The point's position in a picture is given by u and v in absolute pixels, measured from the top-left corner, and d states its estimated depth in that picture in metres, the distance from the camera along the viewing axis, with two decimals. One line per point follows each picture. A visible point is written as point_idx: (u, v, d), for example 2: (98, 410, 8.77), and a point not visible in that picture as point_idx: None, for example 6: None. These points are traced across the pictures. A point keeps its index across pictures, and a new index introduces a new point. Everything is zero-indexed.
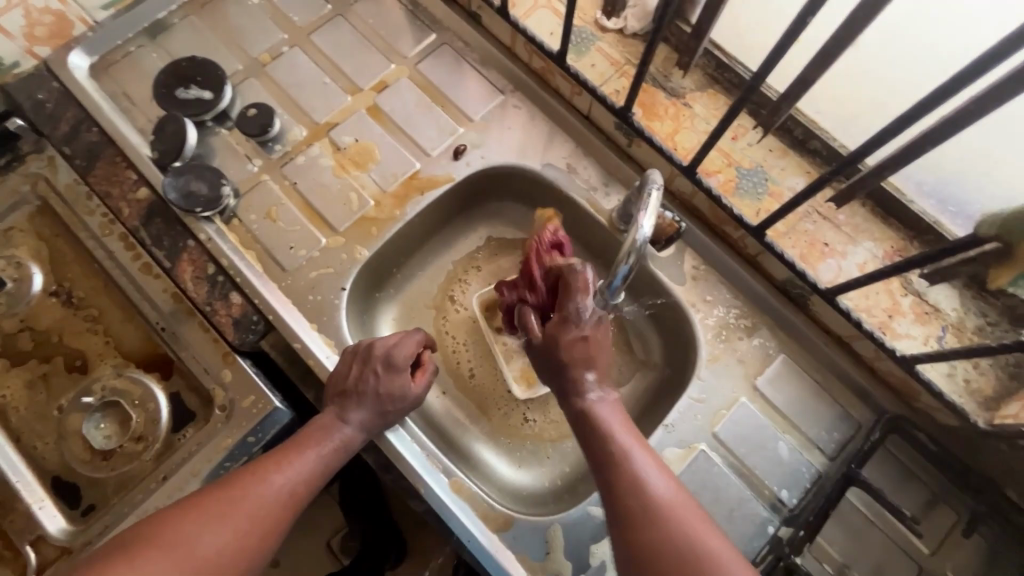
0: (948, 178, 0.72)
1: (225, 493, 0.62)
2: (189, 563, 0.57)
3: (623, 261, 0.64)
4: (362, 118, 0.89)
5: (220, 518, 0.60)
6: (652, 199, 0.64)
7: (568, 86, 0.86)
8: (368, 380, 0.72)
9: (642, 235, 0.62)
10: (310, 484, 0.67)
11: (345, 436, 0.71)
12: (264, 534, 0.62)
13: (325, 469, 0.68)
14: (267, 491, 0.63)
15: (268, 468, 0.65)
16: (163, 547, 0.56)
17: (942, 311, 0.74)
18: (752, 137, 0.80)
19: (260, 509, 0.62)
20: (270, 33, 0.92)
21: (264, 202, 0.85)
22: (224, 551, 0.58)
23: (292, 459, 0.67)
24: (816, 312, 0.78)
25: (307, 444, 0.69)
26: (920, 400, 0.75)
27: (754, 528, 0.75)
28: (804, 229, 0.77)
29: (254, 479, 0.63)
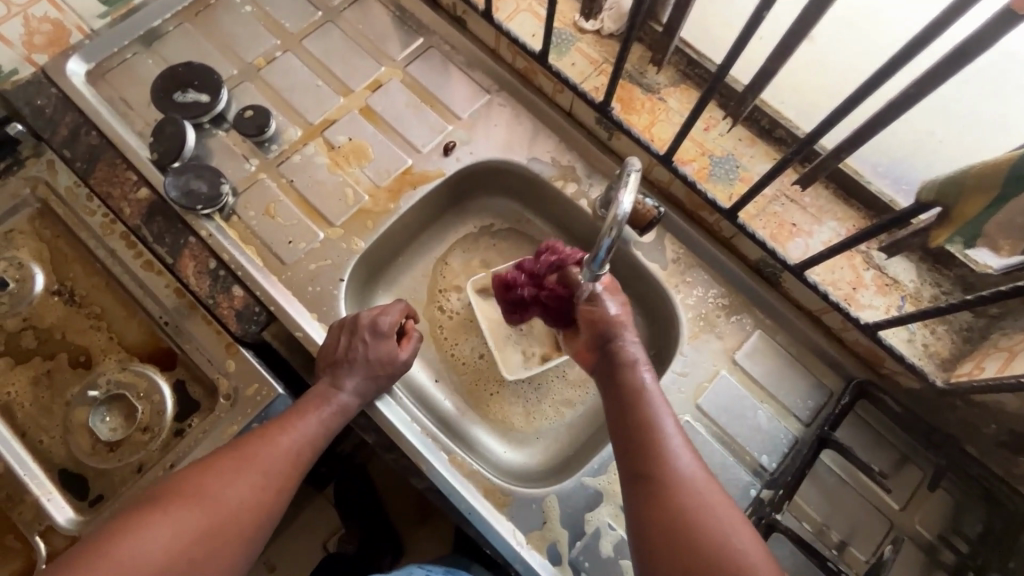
0: (900, 158, 0.77)
1: (238, 452, 0.65)
2: (216, 516, 0.60)
3: (606, 235, 0.65)
4: (354, 118, 0.93)
5: (238, 475, 0.63)
6: (631, 179, 0.65)
7: (550, 84, 0.91)
8: (357, 349, 0.76)
9: (621, 211, 0.63)
10: (316, 444, 0.71)
11: (342, 402, 0.74)
12: (278, 488, 0.65)
13: (328, 430, 0.72)
14: (277, 449, 0.67)
15: (275, 431, 0.69)
16: (191, 500, 0.60)
17: (902, 283, 0.79)
18: (723, 128, 0.85)
19: (273, 466, 0.66)
20: (263, 39, 0.96)
21: (262, 199, 0.88)
22: (245, 506, 0.62)
23: (296, 422, 0.70)
24: (787, 288, 0.83)
25: (307, 410, 0.72)
26: (885, 366, 0.80)
27: (739, 492, 0.79)
28: (773, 211, 0.83)
29: (265, 440, 0.67)
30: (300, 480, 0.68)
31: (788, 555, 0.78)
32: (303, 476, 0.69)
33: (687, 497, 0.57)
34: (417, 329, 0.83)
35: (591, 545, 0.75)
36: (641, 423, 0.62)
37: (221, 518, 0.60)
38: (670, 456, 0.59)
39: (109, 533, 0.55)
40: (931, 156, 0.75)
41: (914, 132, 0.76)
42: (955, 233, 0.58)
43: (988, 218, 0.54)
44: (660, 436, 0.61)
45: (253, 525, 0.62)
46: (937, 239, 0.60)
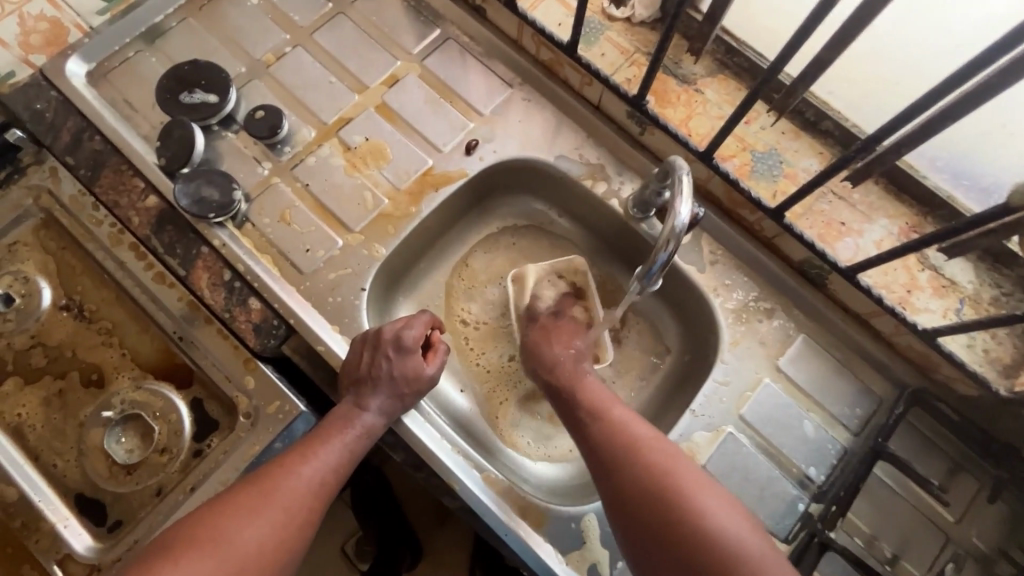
0: (965, 153, 0.72)
1: (258, 486, 0.62)
2: (235, 560, 0.56)
3: (662, 248, 0.63)
4: (371, 117, 0.88)
5: (257, 513, 0.60)
6: (685, 185, 0.64)
7: (577, 77, 0.86)
8: (381, 365, 0.72)
9: (681, 222, 0.61)
10: (339, 472, 0.67)
11: (367, 423, 0.70)
12: (301, 524, 0.62)
13: (352, 456, 0.68)
14: (299, 481, 0.63)
15: (295, 461, 0.65)
16: (210, 548, 0.56)
17: (959, 284, 0.75)
18: (766, 121, 0.80)
19: (294, 501, 0.62)
20: (272, 34, 0.91)
21: (277, 205, 0.83)
22: (265, 547, 0.58)
23: (317, 450, 0.67)
24: (835, 291, 0.79)
25: (330, 435, 0.68)
26: (940, 373, 0.76)
27: (785, 507, 0.76)
28: (820, 210, 0.77)
29: (283, 472, 0.63)
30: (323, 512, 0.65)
31: (839, 573, 0.74)
32: (326, 507, 0.65)
33: (662, 491, 0.62)
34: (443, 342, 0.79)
35: None
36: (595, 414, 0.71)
37: (242, 561, 0.57)
38: (639, 456, 0.65)
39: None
40: (998, 151, 0.71)
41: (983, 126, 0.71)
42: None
43: None
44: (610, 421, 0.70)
45: (274, 565, 0.59)
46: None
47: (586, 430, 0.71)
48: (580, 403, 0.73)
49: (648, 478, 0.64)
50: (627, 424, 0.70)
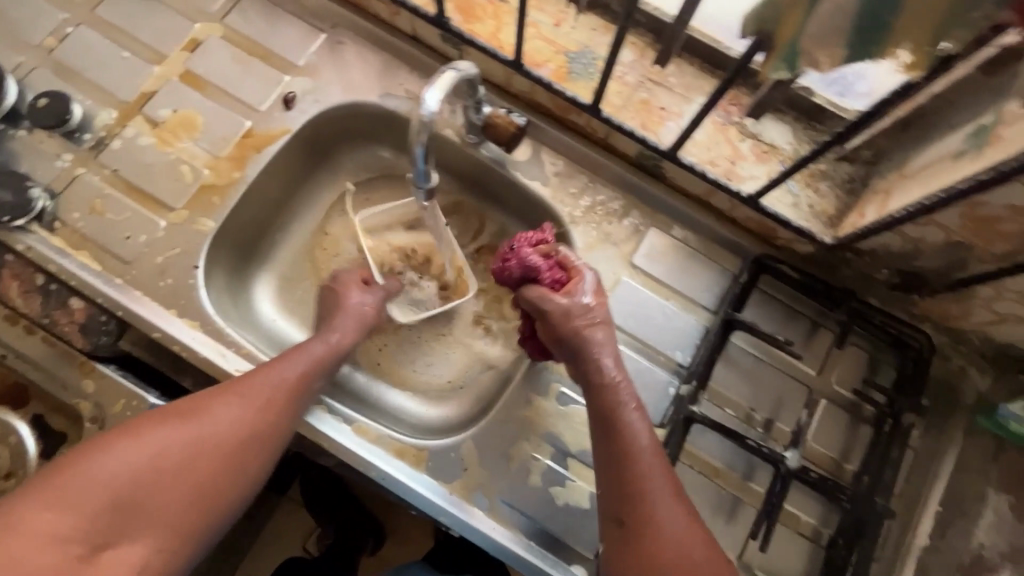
0: (726, 7, 0.69)
1: (237, 381, 0.63)
2: (210, 434, 0.59)
3: (416, 140, 0.61)
4: (175, 87, 0.82)
5: (234, 396, 0.62)
6: (445, 77, 0.61)
7: (384, 8, 0.83)
8: (354, 292, 0.79)
9: (427, 111, 0.59)
10: (314, 381, 0.68)
11: (326, 347, 0.71)
12: (265, 420, 0.62)
13: (318, 371, 0.69)
14: (277, 379, 0.65)
15: (272, 364, 0.67)
16: (182, 422, 0.58)
17: (779, 147, 0.76)
18: (574, 20, 0.79)
19: (264, 393, 0.63)
20: (47, 15, 0.83)
21: (86, 196, 0.77)
22: (241, 426, 0.61)
23: (288, 358, 0.68)
24: (671, 178, 0.80)
25: (298, 352, 0.69)
26: (779, 237, 0.78)
27: (659, 394, 0.77)
28: (641, 98, 0.77)
29: (266, 367, 0.65)
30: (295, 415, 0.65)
31: (715, 444, 0.77)
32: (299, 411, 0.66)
33: (654, 532, 0.56)
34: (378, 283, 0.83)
35: (517, 482, 0.72)
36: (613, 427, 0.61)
37: (216, 437, 0.59)
38: (648, 490, 0.57)
39: (92, 447, 0.55)
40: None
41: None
42: (777, 62, 0.43)
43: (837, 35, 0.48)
44: (629, 443, 0.59)
45: (242, 448, 0.60)
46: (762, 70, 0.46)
47: (603, 436, 0.61)
48: (605, 415, 0.62)
49: (649, 505, 0.57)
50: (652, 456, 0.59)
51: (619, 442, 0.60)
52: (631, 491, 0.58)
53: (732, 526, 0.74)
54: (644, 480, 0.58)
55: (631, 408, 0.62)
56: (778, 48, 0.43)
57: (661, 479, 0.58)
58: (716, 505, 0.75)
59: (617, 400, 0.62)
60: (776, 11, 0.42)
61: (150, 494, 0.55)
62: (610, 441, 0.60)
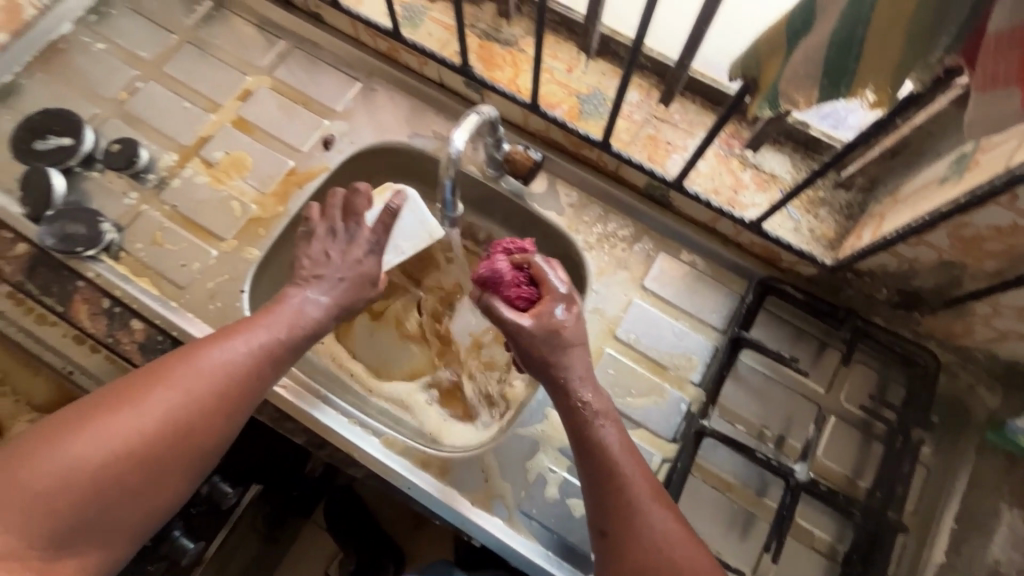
0: (719, 50, 0.77)
1: (169, 369, 0.61)
2: (148, 419, 0.58)
3: (445, 175, 0.69)
4: (229, 132, 0.92)
5: (173, 381, 0.60)
6: (470, 120, 0.68)
7: (414, 59, 0.92)
8: (324, 265, 0.75)
9: (455, 150, 0.66)
10: (260, 360, 0.65)
11: (296, 314, 0.70)
12: (202, 407, 0.60)
13: (276, 343, 0.67)
14: (213, 363, 0.62)
15: (223, 340, 0.64)
16: (119, 410, 0.57)
17: (779, 176, 0.82)
18: (584, 65, 0.86)
19: (207, 375, 0.61)
20: (121, 73, 0.94)
21: (148, 229, 0.86)
22: (177, 412, 0.59)
23: (241, 333, 0.65)
24: (678, 206, 0.85)
25: (257, 322, 0.67)
26: (783, 260, 0.82)
27: (670, 410, 0.81)
28: (647, 134, 0.84)
29: (212, 345, 0.64)
30: (243, 397, 0.63)
31: (728, 459, 0.79)
32: (248, 392, 0.63)
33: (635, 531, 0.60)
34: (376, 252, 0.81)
35: (536, 494, 0.76)
36: (589, 438, 0.65)
37: (152, 424, 0.58)
38: (629, 495, 0.61)
39: (37, 440, 0.55)
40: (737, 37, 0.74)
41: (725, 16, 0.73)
42: (761, 101, 0.50)
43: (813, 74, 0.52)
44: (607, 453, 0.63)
45: (181, 437, 0.59)
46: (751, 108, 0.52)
47: (581, 446, 0.65)
48: (580, 427, 0.66)
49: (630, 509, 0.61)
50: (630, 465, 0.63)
51: (596, 460, 0.63)
52: (612, 498, 0.61)
53: (745, 541, 0.76)
54: (624, 482, 0.62)
55: (605, 424, 0.66)
56: (762, 89, 0.50)
57: (640, 484, 0.62)
58: (730, 520, 0.77)
59: (590, 419, 0.66)
60: (758, 58, 0.48)
61: (105, 495, 0.55)
62: (589, 461, 0.64)
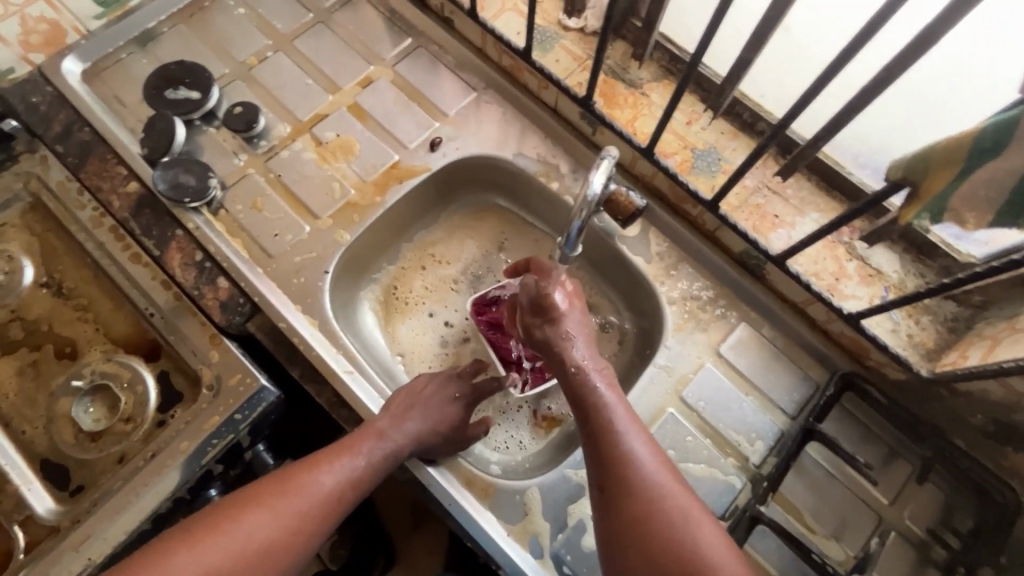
0: (878, 146, 0.76)
1: (279, 489, 0.64)
2: (244, 550, 0.59)
3: (577, 214, 0.66)
4: (344, 116, 0.94)
5: (271, 510, 0.62)
6: (606, 163, 0.64)
7: (535, 81, 0.93)
8: (435, 400, 0.77)
9: (592, 191, 0.63)
10: (359, 485, 0.69)
11: (394, 446, 0.72)
12: (302, 534, 0.63)
13: (370, 474, 0.70)
14: (321, 488, 0.66)
15: (319, 468, 0.67)
16: (222, 535, 0.59)
17: (885, 273, 0.79)
18: (705, 121, 0.86)
19: (307, 507, 0.64)
20: (255, 39, 0.98)
21: (250, 193, 0.89)
22: (274, 542, 0.61)
23: (339, 460, 0.69)
24: (771, 281, 0.83)
25: (355, 449, 0.70)
26: (870, 358, 0.79)
27: (723, 486, 0.78)
28: (755, 203, 0.83)
29: (309, 475, 0.66)
30: (328, 523, 0.65)
31: (773, 550, 0.76)
32: (331, 519, 0.66)
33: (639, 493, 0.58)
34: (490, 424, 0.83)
35: (573, 539, 0.74)
36: (588, 402, 0.65)
37: (252, 553, 0.60)
38: (629, 455, 0.60)
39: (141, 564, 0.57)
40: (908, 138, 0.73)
41: (895, 117, 0.73)
42: (921, 210, 0.51)
43: None
44: (607, 412, 0.63)
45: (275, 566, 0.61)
46: (905, 217, 0.54)
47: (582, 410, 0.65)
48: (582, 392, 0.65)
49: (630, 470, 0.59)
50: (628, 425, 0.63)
51: (591, 418, 0.64)
52: (608, 457, 0.60)
53: None
54: (621, 439, 0.61)
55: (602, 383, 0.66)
56: (922, 199, 0.51)
57: (639, 446, 0.61)
58: None
59: (583, 375, 0.66)
60: (927, 166, 0.49)
61: None
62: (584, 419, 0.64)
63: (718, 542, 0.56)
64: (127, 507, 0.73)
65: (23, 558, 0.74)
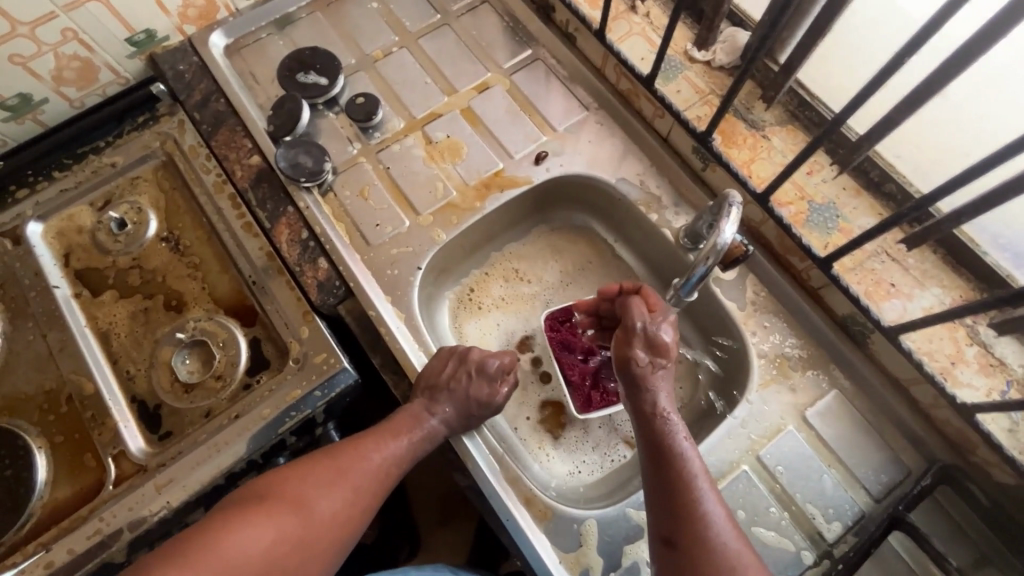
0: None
1: (336, 465, 0.67)
2: (310, 523, 0.62)
3: (703, 262, 0.68)
4: (456, 118, 0.97)
5: (333, 484, 0.65)
6: (733, 212, 0.66)
7: (651, 108, 0.91)
8: (461, 382, 0.75)
9: (723, 241, 0.65)
10: (401, 464, 0.72)
11: (432, 427, 0.74)
12: (359, 507, 0.66)
13: (413, 455, 0.73)
14: (371, 465, 0.69)
15: (368, 446, 0.70)
16: (289, 505, 0.62)
17: (1009, 366, 0.73)
18: (828, 174, 0.82)
19: (363, 481, 0.67)
20: (383, 34, 1.02)
21: (358, 181, 0.93)
22: (337, 515, 0.64)
23: (387, 441, 0.72)
24: (876, 352, 0.78)
25: (398, 431, 0.73)
26: (977, 454, 0.73)
27: (790, 558, 0.74)
28: (871, 268, 0.78)
29: (359, 453, 0.69)
30: (378, 497, 0.69)
31: None
32: (381, 495, 0.69)
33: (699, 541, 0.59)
34: (516, 385, 0.81)
35: None
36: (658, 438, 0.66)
37: (316, 524, 0.62)
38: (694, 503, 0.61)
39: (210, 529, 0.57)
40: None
41: None
42: None
43: None
44: (676, 455, 0.65)
45: (337, 535, 0.64)
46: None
47: (652, 445, 0.67)
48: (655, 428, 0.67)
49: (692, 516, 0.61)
50: (699, 475, 0.64)
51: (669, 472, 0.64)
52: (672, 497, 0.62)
53: None
54: (690, 487, 0.62)
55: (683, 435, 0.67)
56: None
57: (707, 495, 0.62)
58: None
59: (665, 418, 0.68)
60: None
61: None
62: (660, 474, 0.64)
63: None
64: (209, 460, 0.78)
65: (112, 490, 0.80)
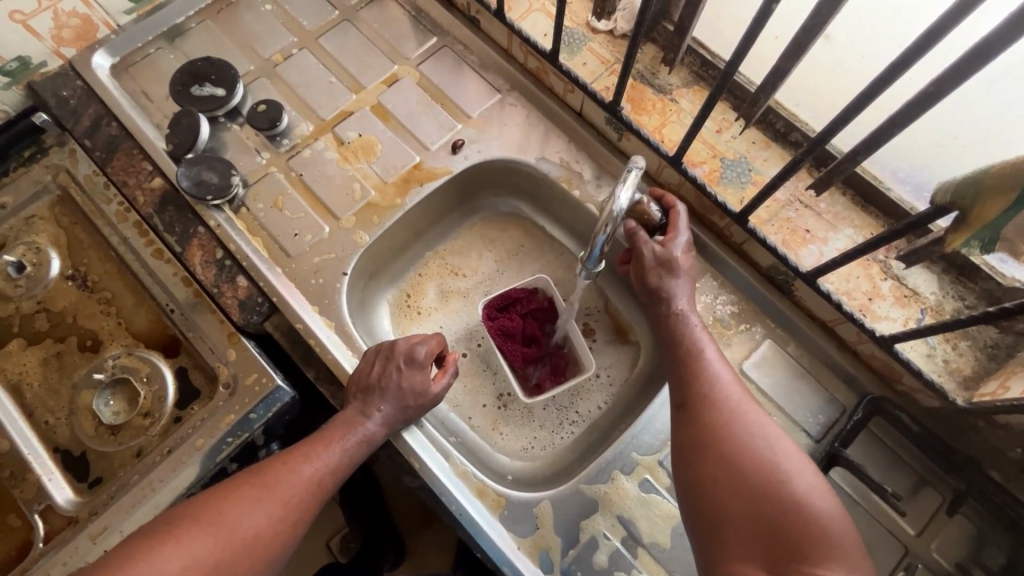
0: (920, 164, 0.73)
1: (261, 480, 0.65)
2: (233, 543, 0.60)
3: (600, 230, 0.69)
4: (367, 116, 0.94)
5: (257, 501, 0.63)
6: (630, 178, 0.66)
7: (561, 84, 0.90)
8: (391, 377, 0.73)
9: (619, 207, 0.66)
10: (337, 473, 0.69)
11: (368, 431, 0.72)
12: (290, 521, 0.64)
13: (349, 462, 0.70)
14: (301, 478, 0.66)
15: (297, 459, 0.68)
16: (210, 527, 0.60)
17: (922, 295, 0.76)
18: (735, 130, 0.83)
19: (292, 494, 0.65)
20: (281, 36, 0.97)
21: (272, 191, 0.89)
22: (265, 531, 0.62)
23: (318, 452, 0.69)
24: (800, 298, 0.80)
25: (330, 439, 0.70)
26: (902, 382, 0.76)
27: None
28: (786, 217, 0.80)
29: (286, 466, 0.66)
30: (312, 509, 0.66)
31: None
32: (315, 506, 0.67)
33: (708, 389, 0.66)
34: (454, 376, 0.79)
35: (585, 556, 0.73)
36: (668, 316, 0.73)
37: (238, 543, 0.60)
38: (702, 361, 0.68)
39: (132, 554, 0.57)
40: (955, 159, 0.70)
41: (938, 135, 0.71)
42: (972, 237, 0.55)
43: (1008, 218, 0.50)
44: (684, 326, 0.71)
45: (267, 552, 0.62)
46: (953, 242, 0.57)
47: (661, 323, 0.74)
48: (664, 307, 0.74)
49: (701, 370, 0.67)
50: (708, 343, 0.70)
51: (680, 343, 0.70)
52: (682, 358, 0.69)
53: None
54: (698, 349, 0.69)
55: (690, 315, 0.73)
56: (973, 226, 0.54)
57: (714, 357, 0.69)
58: None
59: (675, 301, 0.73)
60: (981, 190, 0.52)
61: None
62: (672, 341, 0.71)
63: (795, 454, 0.61)
64: (142, 501, 0.74)
65: (42, 547, 0.75)
